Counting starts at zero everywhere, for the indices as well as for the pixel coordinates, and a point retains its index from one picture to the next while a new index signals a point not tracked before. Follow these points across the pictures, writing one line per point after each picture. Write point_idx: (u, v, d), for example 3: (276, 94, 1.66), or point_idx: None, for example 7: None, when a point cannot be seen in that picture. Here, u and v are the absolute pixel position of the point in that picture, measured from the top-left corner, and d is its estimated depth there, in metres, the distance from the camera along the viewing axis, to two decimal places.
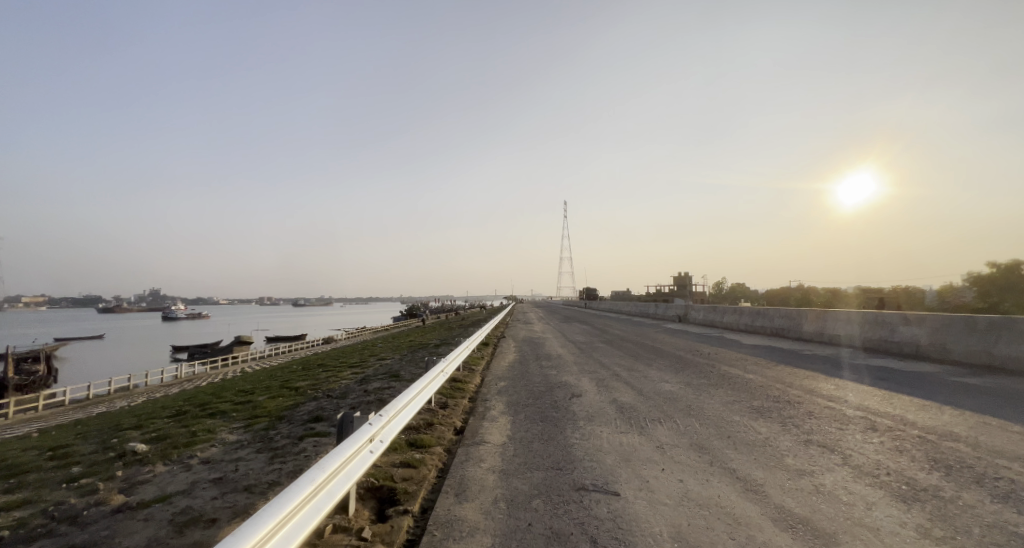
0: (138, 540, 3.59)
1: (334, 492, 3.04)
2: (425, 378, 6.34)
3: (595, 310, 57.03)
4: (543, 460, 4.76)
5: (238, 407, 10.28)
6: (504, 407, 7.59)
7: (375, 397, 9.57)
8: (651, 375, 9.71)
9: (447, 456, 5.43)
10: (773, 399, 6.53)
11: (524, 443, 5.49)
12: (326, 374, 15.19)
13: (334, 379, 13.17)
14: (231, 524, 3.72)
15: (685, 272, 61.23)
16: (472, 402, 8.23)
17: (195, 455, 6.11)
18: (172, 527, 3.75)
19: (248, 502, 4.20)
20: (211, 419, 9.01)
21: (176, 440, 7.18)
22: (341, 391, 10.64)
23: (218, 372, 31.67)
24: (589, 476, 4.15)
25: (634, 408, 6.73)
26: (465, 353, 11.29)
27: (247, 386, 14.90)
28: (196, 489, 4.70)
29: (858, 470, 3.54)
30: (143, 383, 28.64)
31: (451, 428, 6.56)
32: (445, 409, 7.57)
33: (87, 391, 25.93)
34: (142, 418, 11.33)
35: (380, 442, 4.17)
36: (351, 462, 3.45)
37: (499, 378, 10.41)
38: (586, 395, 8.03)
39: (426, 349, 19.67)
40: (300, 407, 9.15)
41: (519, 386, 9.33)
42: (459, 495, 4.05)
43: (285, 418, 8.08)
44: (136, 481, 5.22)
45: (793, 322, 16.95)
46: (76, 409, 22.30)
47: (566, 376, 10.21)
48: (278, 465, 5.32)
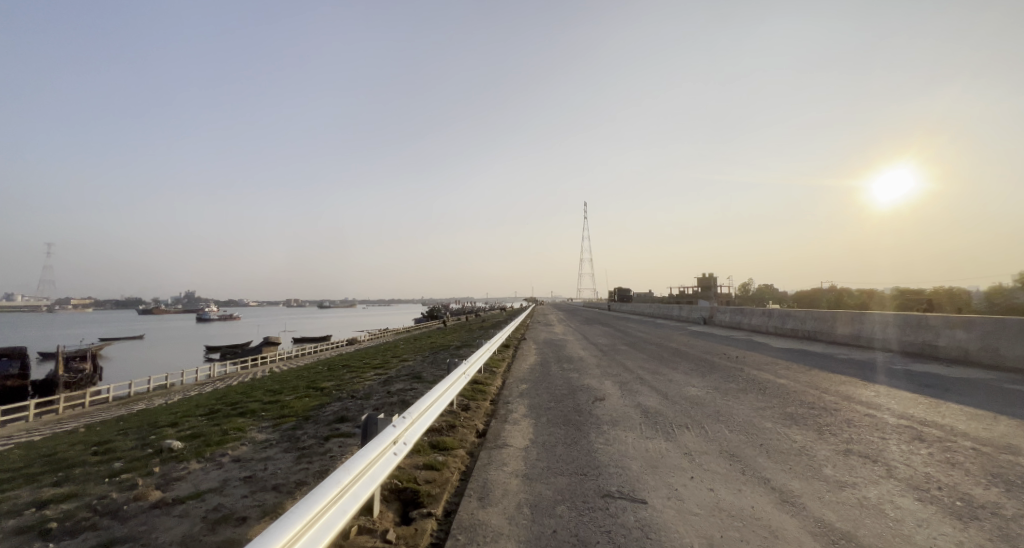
0: (171, 537, 3.69)
1: (359, 494, 3.05)
2: (447, 379, 6.34)
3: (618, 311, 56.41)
4: (567, 464, 4.70)
5: (267, 406, 10.55)
6: (526, 410, 7.54)
7: (399, 398, 9.69)
8: (676, 378, 9.48)
9: (470, 458, 5.42)
10: (808, 405, 6.25)
11: (546, 447, 5.42)
12: (351, 375, 15.43)
13: (358, 380, 13.39)
14: (261, 523, 3.78)
15: (710, 274, 59.98)
16: (494, 404, 8.20)
17: (226, 453, 6.29)
18: (205, 524, 3.84)
19: (277, 501, 4.27)
20: (242, 418, 9.27)
21: (209, 438, 7.42)
22: (365, 392, 10.78)
23: (249, 371, 32.71)
24: (615, 483, 4.06)
25: (659, 413, 6.58)
26: (486, 355, 11.31)
27: (276, 386, 15.30)
28: (227, 487, 4.82)
29: (905, 483, 3.34)
30: (179, 382, 29.79)
31: (474, 431, 6.55)
32: (467, 411, 7.58)
33: (127, 389, 27.21)
34: (177, 416, 11.78)
35: (404, 444, 4.19)
36: (376, 464, 3.47)
37: (520, 381, 10.37)
38: (609, 398, 7.91)
39: (449, 350, 19.81)
40: (326, 408, 9.30)
41: (541, 389, 9.24)
42: (482, 499, 4.02)
43: (311, 419, 8.24)
44: (172, 478, 5.41)
45: (827, 326, 16.27)
46: (119, 405, 23.40)
47: (589, 379, 10.07)
48: (304, 465, 5.41)
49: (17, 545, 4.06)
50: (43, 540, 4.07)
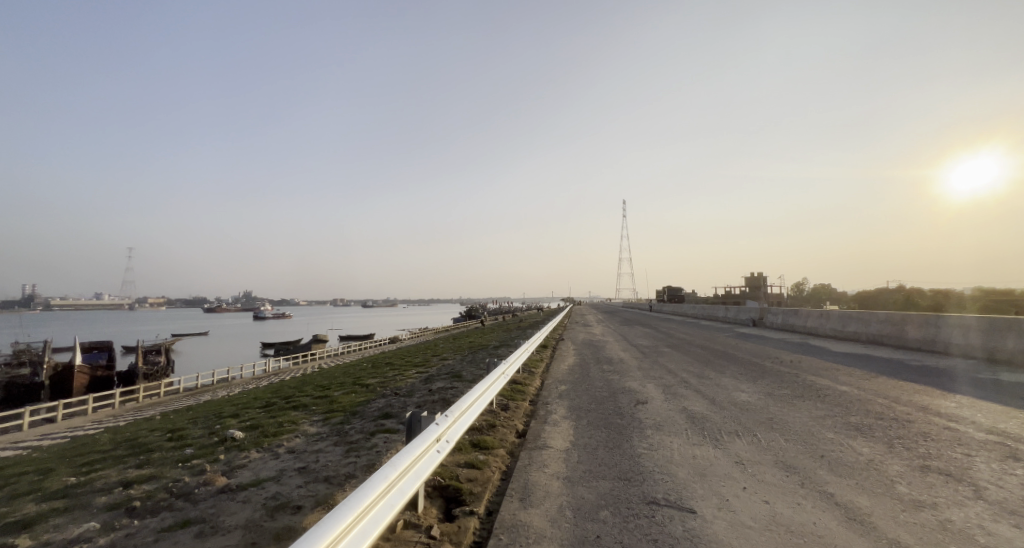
0: (236, 520, 3.94)
1: (405, 489, 3.12)
2: (488, 379, 6.38)
3: (660, 312, 54.77)
4: (610, 469, 4.60)
5: (317, 401, 11.06)
6: (566, 411, 7.45)
7: (440, 396, 9.87)
8: (724, 383, 9.06)
9: (510, 458, 5.43)
10: (875, 416, 5.78)
11: (587, 449, 5.34)
12: (394, 372, 15.90)
13: (401, 378, 13.78)
14: (314, 512, 3.96)
15: (760, 273, 56.98)
16: (533, 405, 8.16)
17: (282, 444, 6.66)
18: (265, 511, 4.08)
19: (328, 492, 4.46)
20: (295, 412, 9.78)
21: (267, 429, 7.88)
22: (407, 390, 11.07)
23: (301, 367, 34.48)
24: (660, 489, 3.93)
25: (706, 418, 6.31)
26: (525, 355, 11.29)
27: (325, 382, 16.03)
28: (283, 477, 5.09)
29: (997, 506, 3.01)
30: (239, 376, 31.91)
31: (513, 431, 6.55)
32: (507, 411, 7.62)
33: (195, 381, 29.47)
34: (238, 408, 12.60)
35: (446, 442, 4.24)
36: (421, 460, 3.54)
37: (559, 382, 10.28)
38: (652, 402, 7.68)
39: (488, 350, 19.97)
40: (371, 404, 9.63)
41: (580, 391, 9.11)
42: (524, 500, 4.01)
43: (357, 414, 8.55)
44: (235, 465, 5.79)
45: (895, 330, 14.99)
46: (188, 396, 25.38)
47: (630, 381, 9.83)
48: (352, 459, 5.62)
49: (107, 519, 4.49)
50: (128, 517, 4.47)
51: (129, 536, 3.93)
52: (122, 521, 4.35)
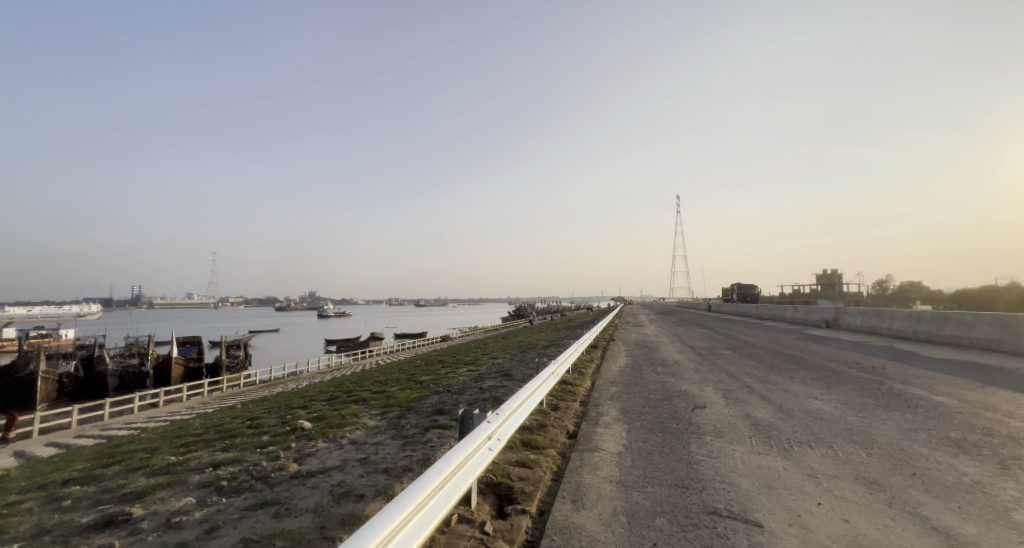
0: (307, 504, 4.21)
1: (459, 484, 3.18)
2: (538, 378, 6.36)
3: (720, 312, 51.88)
4: (667, 474, 4.43)
5: (375, 396, 11.61)
6: (618, 414, 7.27)
7: (490, 394, 10.00)
8: (794, 389, 8.41)
9: (562, 459, 5.39)
10: (980, 432, 5.12)
11: (641, 454, 5.17)
12: (446, 370, 16.35)
13: (453, 376, 14.12)
14: (375, 502, 4.14)
15: (834, 271, 52.39)
16: (584, 406, 8.03)
17: (345, 435, 7.05)
18: (332, 497, 4.33)
19: (387, 483, 4.65)
20: (356, 406, 10.30)
21: (331, 421, 8.38)
22: (458, 387, 11.32)
23: (361, 363, 36.35)
24: (722, 499, 3.72)
25: (773, 426, 5.90)
26: (575, 355, 11.14)
27: (383, 378, 16.79)
28: (346, 466, 5.38)
29: None
30: (306, 370, 34.21)
31: (564, 431, 6.48)
32: (557, 411, 7.54)
33: (269, 374, 31.95)
34: (306, 400, 13.51)
35: (498, 440, 4.27)
36: (474, 457, 3.60)
37: (610, 383, 10.04)
38: (711, 407, 7.30)
39: (537, 349, 20.00)
40: (425, 400, 9.94)
41: (633, 393, 8.83)
42: (576, 501, 3.95)
43: (412, 410, 8.85)
44: (305, 453, 6.21)
45: (1006, 334, 13.17)
46: (263, 388, 27.59)
47: (687, 385, 9.38)
48: (408, 452, 5.82)
49: (200, 495, 4.97)
50: (217, 494, 4.94)
51: (218, 511, 4.33)
52: (213, 498, 4.81)
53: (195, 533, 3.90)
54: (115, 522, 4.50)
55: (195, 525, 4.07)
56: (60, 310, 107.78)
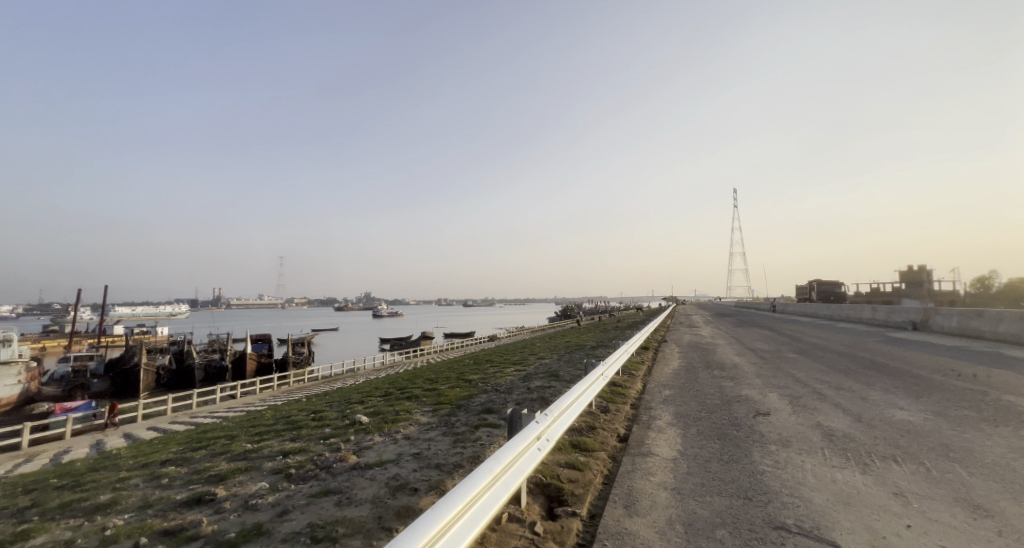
0: (366, 495, 4.40)
1: (509, 484, 3.18)
2: (587, 379, 6.25)
3: (786, 313, 48.45)
4: (727, 484, 4.19)
5: (426, 393, 11.95)
6: (671, 418, 6.99)
7: (538, 394, 9.98)
8: (873, 397, 7.66)
9: (613, 462, 5.24)
10: None
11: (698, 461, 4.92)
12: (494, 369, 16.52)
13: (501, 375, 14.23)
14: (428, 496, 4.25)
15: (921, 268, 47.21)
16: (635, 409, 7.80)
17: (399, 430, 7.31)
18: (389, 489, 4.50)
19: (439, 479, 4.75)
20: (409, 402, 10.65)
21: (386, 416, 8.72)
22: (506, 387, 11.39)
23: (413, 361, 37.66)
24: (791, 514, 3.46)
25: (849, 438, 5.40)
26: (625, 357, 10.85)
27: (434, 376, 17.28)
28: (401, 460, 5.57)
29: None
30: (363, 367, 35.92)
31: (615, 435, 6.32)
32: (607, 413, 7.38)
33: (329, 370, 33.86)
34: (363, 395, 14.17)
35: (547, 441, 4.24)
36: (523, 456, 3.59)
37: (663, 386, 9.66)
38: (776, 414, 6.82)
39: (585, 350, 19.71)
40: (474, 398, 10.09)
41: (688, 397, 8.45)
42: (628, 507, 3.83)
43: (462, 408, 9.01)
44: (363, 446, 6.51)
45: None
46: (324, 383, 29.29)
47: (748, 389, 8.84)
48: (459, 449, 5.93)
49: (272, 481, 5.35)
50: (287, 480, 5.30)
51: (288, 496, 4.64)
52: (284, 483, 5.16)
53: (269, 515, 4.21)
54: (202, 501, 4.95)
55: (268, 508, 4.38)
56: (154, 309, 120.90)
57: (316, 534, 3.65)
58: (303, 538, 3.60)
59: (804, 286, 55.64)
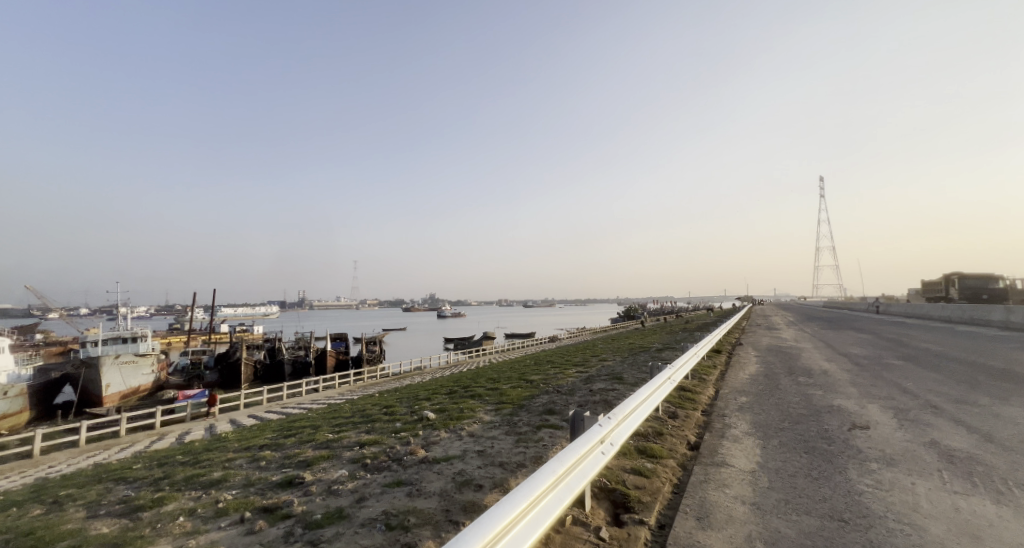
0: (434, 488, 4.61)
1: (572, 486, 3.18)
2: (653, 382, 6.04)
3: (890, 315, 42.79)
4: (817, 503, 3.84)
5: (489, 392, 12.21)
6: (749, 427, 6.54)
7: (602, 396, 9.82)
8: (1006, 414, 6.59)
9: (683, 471, 5.03)
10: None
11: (781, 475, 4.57)
12: (555, 370, 16.48)
13: (562, 376, 14.17)
14: (493, 492, 4.36)
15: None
16: (707, 416, 7.40)
17: (464, 428, 7.55)
18: (455, 484, 4.67)
19: (503, 477, 4.86)
20: (473, 400, 10.96)
21: (452, 413, 9.04)
22: (568, 388, 11.32)
23: (476, 360, 38.51)
24: (900, 543, 3.11)
25: (972, 460, 4.72)
26: (694, 360, 10.31)
27: (496, 375, 17.61)
28: (466, 457, 5.76)
29: None
30: (429, 364, 37.38)
31: (684, 442, 6.05)
32: (675, 420, 7.08)
33: (399, 368, 35.63)
34: (431, 392, 14.81)
35: (611, 444, 4.16)
36: (586, 460, 3.56)
37: (738, 393, 9.05)
38: (877, 428, 6.11)
39: (650, 352, 19.03)
40: (536, 399, 10.13)
41: (768, 405, 7.85)
42: (702, 519, 3.66)
43: (524, 408, 9.11)
44: (431, 441, 6.83)
45: None
46: (394, 380, 30.94)
47: (840, 400, 8.01)
48: (521, 449, 6.01)
49: (351, 469, 5.79)
50: (364, 469, 5.70)
51: (365, 484, 4.99)
52: (361, 472, 5.56)
53: (349, 500, 4.56)
54: (293, 483, 5.48)
55: (348, 494, 4.74)
56: (250, 309, 135.05)
57: (390, 521, 3.89)
58: (379, 525, 3.85)
59: (935, 281, 47.37)
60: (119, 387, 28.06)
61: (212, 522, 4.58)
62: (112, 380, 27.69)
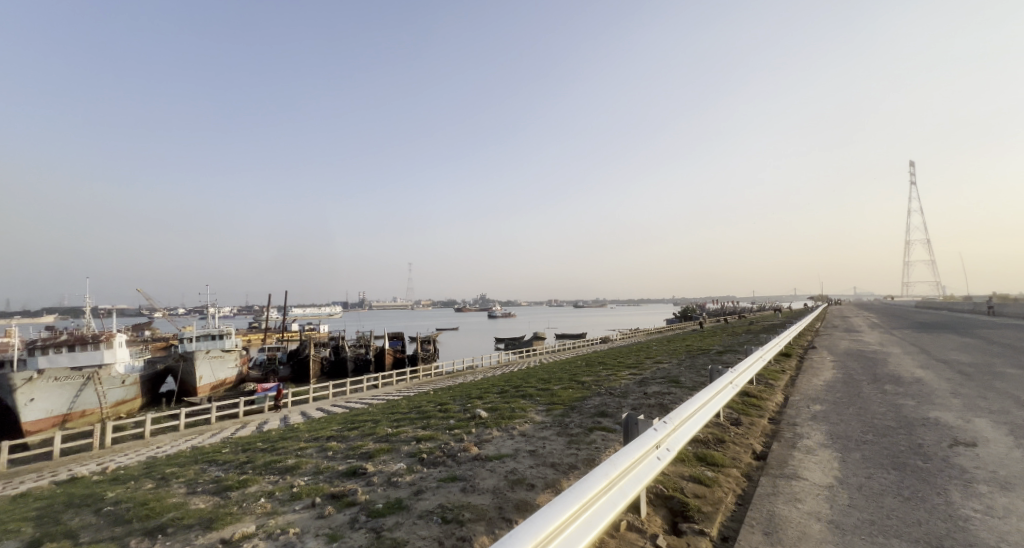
0: (488, 485, 4.66)
1: (627, 491, 3.07)
2: (713, 387, 5.71)
3: (999, 317, 37.58)
4: (909, 526, 3.45)
5: (541, 393, 12.21)
6: (825, 438, 6.01)
7: (656, 400, 9.48)
8: None
9: (747, 481, 4.72)
10: None
11: (864, 493, 4.15)
12: (608, 372, 16.15)
13: (616, 378, 13.87)
14: (545, 493, 4.34)
15: None
16: (775, 424, 6.91)
17: (516, 427, 7.59)
18: (507, 482, 4.69)
19: (555, 477, 4.81)
20: (524, 400, 11.02)
21: (503, 412, 9.12)
22: (622, 390, 11.04)
23: (528, 360, 38.67)
24: None
25: None
26: (760, 364, 9.64)
27: (547, 376, 17.57)
28: (518, 456, 5.78)
29: None
30: (482, 363, 38.03)
31: (749, 451, 5.67)
32: (739, 426, 6.67)
33: (453, 367, 36.57)
34: (484, 391, 15.07)
35: (667, 450, 3.98)
36: (641, 464, 3.42)
37: (811, 400, 8.36)
38: (985, 446, 5.38)
39: (709, 355, 18.13)
40: (588, 401, 9.99)
41: (847, 415, 7.18)
42: (771, 534, 3.41)
43: (576, 409, 9.02)
44: (483, 439, 6.93)
45: None
46: (447, 378, 31.76)
47: (937, 412, 7.13)
48: (573, 450, 5.94)
49: (408, 462, 6.01)
50: (420, 463, 5.89)
51: (422, 478, 5.15)
52: (418, 466, 5.74)
53: (407, 492, 4.73)
54: (357, 473, 5.78)
55: (407, 486, 4.91)
56: (317, 309, 144.78)
57: (446, 515, 3.97)
58: (435, 518, 3.95)
59: None
60: (209, 378, 31.12)
61: (287, 504, 4.93)
62: (204, 372, 30.74)
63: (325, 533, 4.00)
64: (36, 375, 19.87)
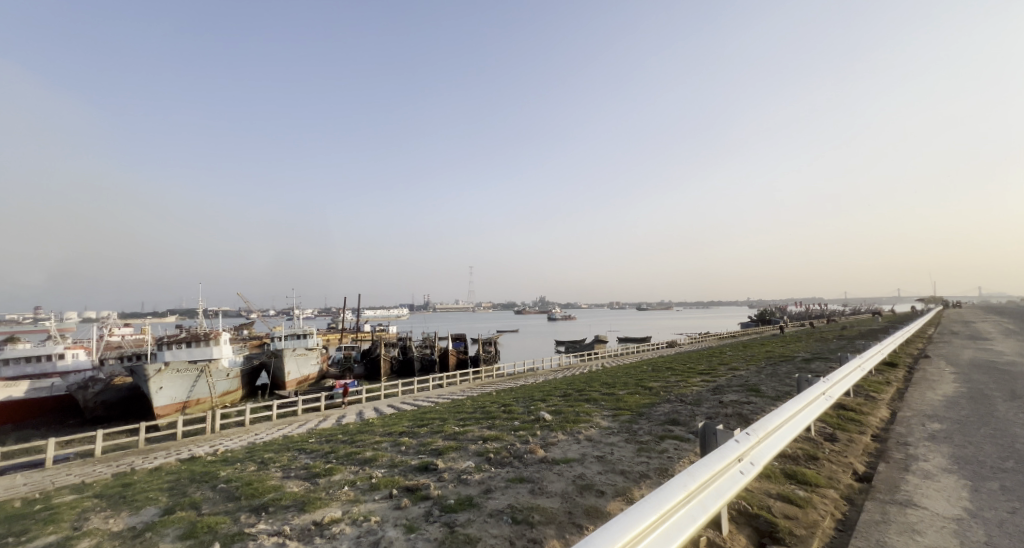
0: (556, 488, 4.60)
1: (707, 505, 2.85)
2: (802, 397, 5.17)
3: None
4: None
5: (607, 397, 11.90)
6: (948, 462, 5.20)
7: (733, 409, 8.82)
8: None
9: (849, 505, 4.20)
10: None
11: (1007, 531, 3.52)
12: (677, 378, 15.36)
13: (686, 385, 13.15)
14: (616, 501, 4.18)
15: None
16: (881, 442, 6.11)
17: (581, 431, 7.44)
18: (575, 487, 4.59)
19: (626, 485, 4.63)
20: (589, 404, 10.79)
21: (568, 416, 9.00)
22: (694, 398, 10.42)
23: (590, 363, 37.89)
24: None
25: None
26: (858, 375, 8.57)
27: (612, 380, 17.09)
28: (585, 461, 5.64)
29: None
30: (543, 365, 37.89)
31: (849, 471, 5.06)
32: (835, 443, 6.00)
33: (515, 368, 36.86)
34: (547, 394, 15.01)
35: (751, 464, 3.66)
36: (721, 478, 3.18)
37: (925, 417, 7.29)
38: None
39: (794, 362, 16.56)
40: (657, 408, 9.53)
41: (975, 437, 6.14)
42: None
43: (644, 415, 8.67)
44: (549, 442, 6.87)
45: None
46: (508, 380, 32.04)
47: None
48: (644, 458, 5.68)
49: (476, 461, 6.13)
50: (488, 463, 5.98)
51: (490, 477, 5.21)
52: (485, 465, 5.84)
53: (476, 490, 4.81)
54: (428, 468, 6.00)
55: (476, 484, 5.00)
56: (389, 312, 153.60)
57: (515, 515, 3.98)
58: (505, 517, 3.97)
59: None
60: (296, 374, 34.18)
61: (368, 494, 5.24)
62: (292, 368, 33.81)
63: (402, 524, 4.17)
64: (164, 367, 23.04)
